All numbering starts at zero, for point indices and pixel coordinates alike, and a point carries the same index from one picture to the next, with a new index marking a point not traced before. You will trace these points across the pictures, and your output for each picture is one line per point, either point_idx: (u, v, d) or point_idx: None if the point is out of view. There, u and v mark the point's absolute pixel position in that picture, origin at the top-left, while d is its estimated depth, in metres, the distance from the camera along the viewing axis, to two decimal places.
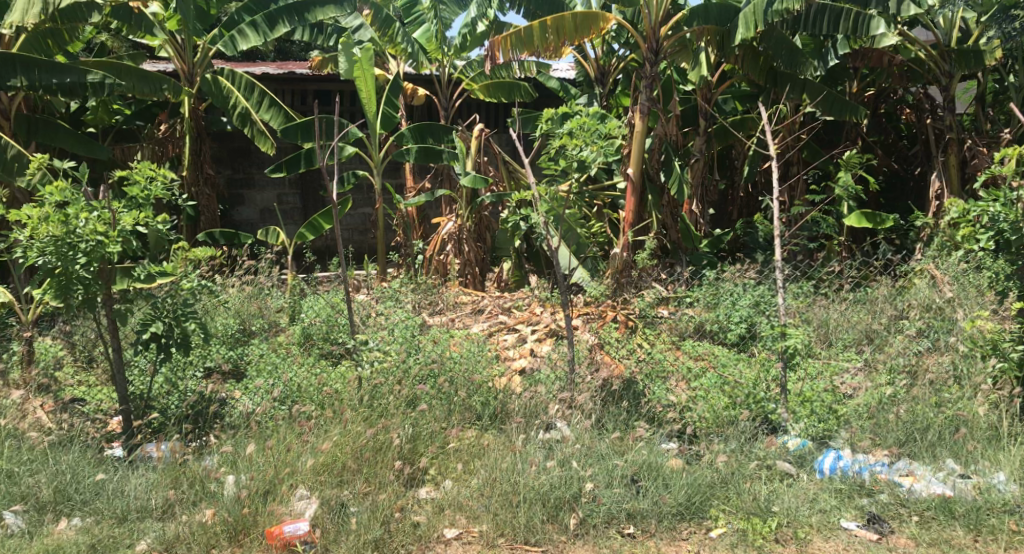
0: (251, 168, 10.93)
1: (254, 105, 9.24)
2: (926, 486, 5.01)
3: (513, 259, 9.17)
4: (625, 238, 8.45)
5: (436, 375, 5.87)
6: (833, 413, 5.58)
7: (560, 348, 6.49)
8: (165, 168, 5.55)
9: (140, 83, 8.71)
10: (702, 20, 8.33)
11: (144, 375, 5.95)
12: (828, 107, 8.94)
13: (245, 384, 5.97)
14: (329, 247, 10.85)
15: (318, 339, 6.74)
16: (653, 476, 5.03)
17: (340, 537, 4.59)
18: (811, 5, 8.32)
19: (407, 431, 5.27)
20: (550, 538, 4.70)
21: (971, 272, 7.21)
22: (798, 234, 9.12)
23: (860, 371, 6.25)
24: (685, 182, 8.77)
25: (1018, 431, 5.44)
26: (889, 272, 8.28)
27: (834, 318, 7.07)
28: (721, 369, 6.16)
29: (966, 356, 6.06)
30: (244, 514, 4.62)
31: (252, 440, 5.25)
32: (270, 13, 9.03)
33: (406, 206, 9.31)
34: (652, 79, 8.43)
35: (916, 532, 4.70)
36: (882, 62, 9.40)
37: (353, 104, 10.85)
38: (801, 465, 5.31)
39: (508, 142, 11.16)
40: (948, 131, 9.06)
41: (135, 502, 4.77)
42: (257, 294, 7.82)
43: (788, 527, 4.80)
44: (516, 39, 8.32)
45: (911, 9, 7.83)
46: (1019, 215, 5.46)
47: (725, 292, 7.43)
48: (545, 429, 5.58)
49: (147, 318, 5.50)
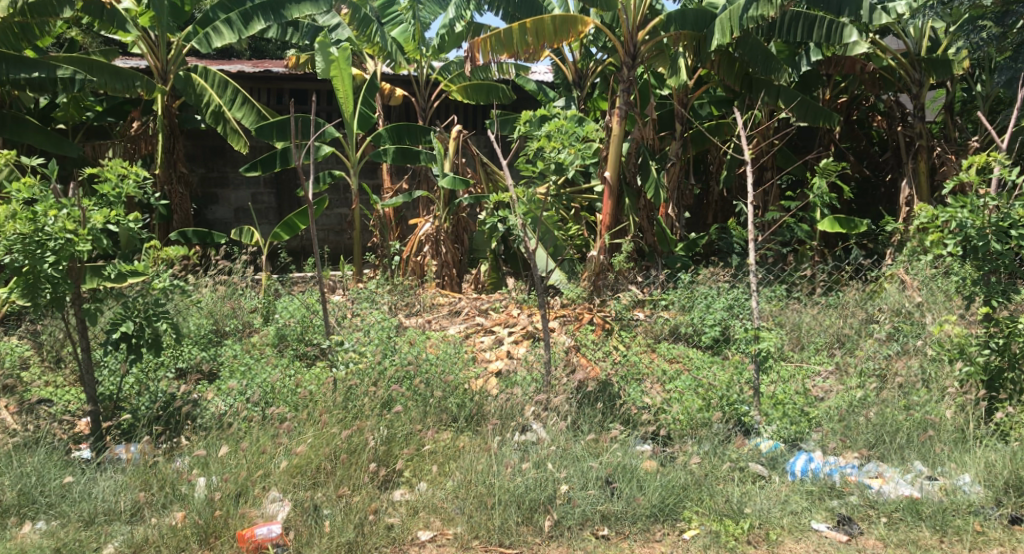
0: (226, 167, 10.83)
1: (227, 103, 9.12)
2: (895, 488, 5.11)
3: (490, 262, 9.11)
4: (602, 240, 8.44)
5: (411, 376, 5.86)
6: (805, 415, 5.68)
7: (536, 349, 6.50)
8: (136, 165, 5.55)
9: (113, 79, 8.48)
10: (678, 25, 8.31)
11: (115, 375, 5.89)
12: (802, 114, 9.00)
13: (218, 385, 5.91)
14: (304, 247, 10.78)
15: (293, 340, 6.67)
16: (628, 478, 5.06)
17: (313, 539, 4.56)
18: (786, 12, 8.35)
19: (382, 432, 5.25)
20: (524, 540, 4.73)
21: (940, 277, 7.33)
22: (771, 239, 9.19)
23: (831, 374, 6.43)
24: (662, 185, 8.81)
25: (983, 434, 5.53)
26: (860, 276, 8.39)
27: (806, 322, 7.20)
28: (695, 371, 6.28)
29: (933, 359, 6.18)
30: (215, 517, 4.59)
31: (224, 443, 5.18)
32: (246, 11, 8.89)
33: (383, 207, 9.21)
34: (630, 83, 8.45)
35: (885, 533, 4.78)
36: (855, 70, 9.25)
37: (330, 104, 10.83)
38: (774, 467, 5.38)
39: (485, 145, 11.20)
40: (918, 138, 9.19)
41: (102, 505, 4.71)
42: (231, 294, 7.70)
43: (760, 529, 4.85)
44: (495, 40, 8.30)
45: (883, 19, 7.93)
46: (986, 222, 5.57)
47: (700, 295, 7.49)
48: (521, 431, 5.60)
49: (117, 319, 5.45)
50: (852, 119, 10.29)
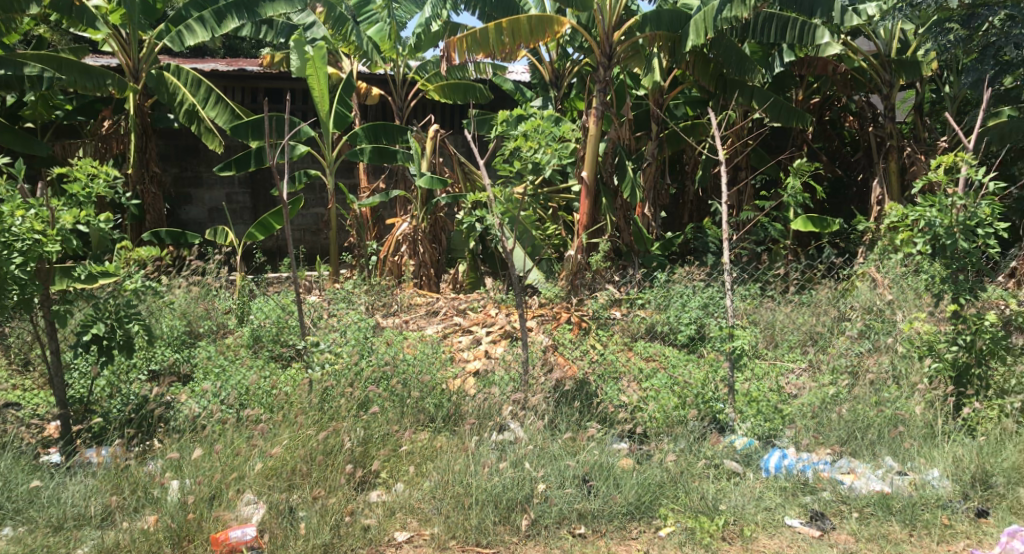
0: (200, 167, 10.72)
1: (200, 102, 9.00)
2: (866, 483, 5.19)
3: (468, 262, 9.10)
4: (579, 240, 8.47)
5: (388, 376, 5.83)
6: (779, 412, 5.74)
7: (514, 349, 6.51)
8: (106, 165, 5.48)
9: (83, 77, 8.38)
10: (653, 25, 8.33)
11: (85, 378, 5.80)
12: (775, 114, 9.11)
13: (191, 387, 5.84)
14: (279, 248, 10.69)
15: (268, 341, 6.61)
16: (605, 476, 5.08)
17: (288, 541, 4.54)
18: (759, 13, 8.40)
19: (359, 433, 5.23)
20: (501, 540, 4.74)
21: (909, 275, 7.45)
22: (746, 238, 9.27)
23: (805, 372, 6.51)
24: (639, 185, 8.85)
25: (951, 429, 5.62)
26: (832, 274, 8.49)
27: (780, 320, 7.28)
28: (671, 370, 6.32)
29: (904, 356, 6.28)
30: (189, 520, 4.53)
31: (197, 445, 5.12)
32: (219, 9, 8.78)
33: (359, 206, 9.16)
34: (606, 83, 8.49)
35: (856, 528, 4.84)
36: (827, 71, 9.48)
37: (305, 103, 10.75)
38: (748, 463, 5.43)
39: (462, 144, 11.18)
40: (889, 138, 9.33)
41: (72, 510, 4.64)
42: (205, 294, 7.62)
43: (734, 525, 4.90)
44: (472, 40, 8.30)
45: (853, 20, 8.05)
46: (954, 220, 5.68)
47: (675, 294, 7.53)
48: (498, 431, 5.60)
49: (87, 320, 5.36)
50: (824, 120, 10.46)
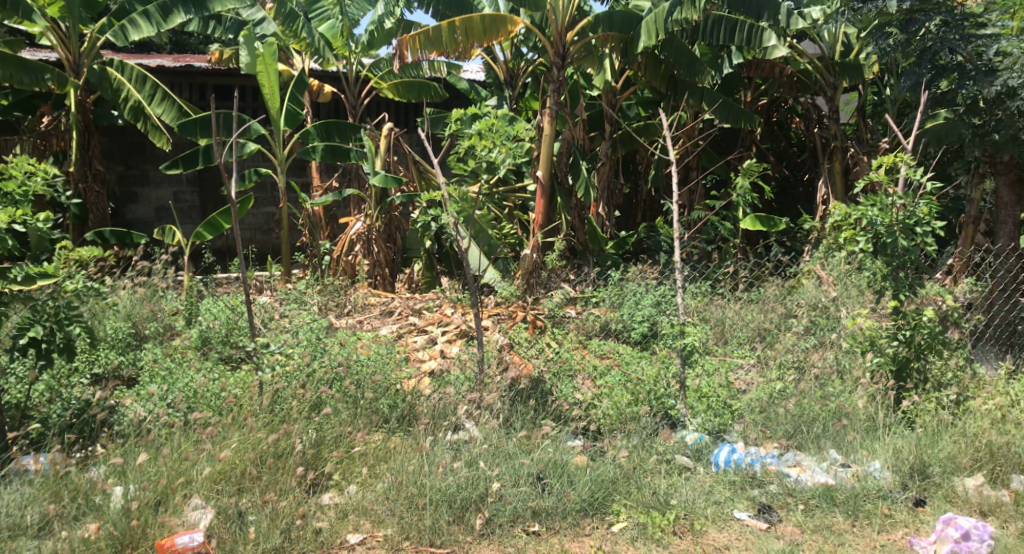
0: (145, 165, 10.45)
1: (146, 99, 8.79)
2: (811, 476, 5.32)
3: (423, 261, 9.06)
4: (534, 239, 8.51)
5: (341, 377, 5.76)
6: (728, 408, 5.84)
7: (469, 348, 6.49)
8: (45, 162, 5.30)
9: (20, 72, 8.14)
10: (606, 26, 8.40)
11: (21, 383, 5.60)
12: (724, 115, 9.25)
13: (136, 391, 5.69)
14: (229, 247, 10.50)
15: (216, 343, 6.47)
16: (559, 474, 5.11)
17: (236, 546, 4.50)
18: (708, 15, 8.56)
19: (311, 435, 5.16)
20: (455, 540, 4.73)
21: (852, 272, 7.64)
22: (696, 237, 9.41)
23: (753, 367, 6.63)
24: (592, 184, 8.92)
25: (892, 421, 5.79)
26: (779, 272, 8.67)
27: (729, 317, 7.41)
28: (625, 366, 6.38)
29: (848, 351, 6.44)
30: (132, 527, 4.41)
31: (142, 450, 4.99)
32: (165, 3, 8.55)
33: (312, 206, 9.03)
34: (560, 83, 8.54)
35: (802, 520, 4.96)
36: (775, 72, 9.82)
37: (254, 99, 10.58)
38: (699, 458, 5.51)
39: (417, 143, 11.11)
40: (833, 139, 9.56)
41: (7, 520, 4.48)
42: (150, 295, 7.44)
43: (685, 519, 4.98)
44: (425, 39, 8.26)
45: (799, 23, 8.22)
46: (894, 219, 5.85)
47: (628, 292, 7.60)
48: (453, 430, 5.59)
49: (24, 323, 5.18)
50: (771, 121, 10.65)
